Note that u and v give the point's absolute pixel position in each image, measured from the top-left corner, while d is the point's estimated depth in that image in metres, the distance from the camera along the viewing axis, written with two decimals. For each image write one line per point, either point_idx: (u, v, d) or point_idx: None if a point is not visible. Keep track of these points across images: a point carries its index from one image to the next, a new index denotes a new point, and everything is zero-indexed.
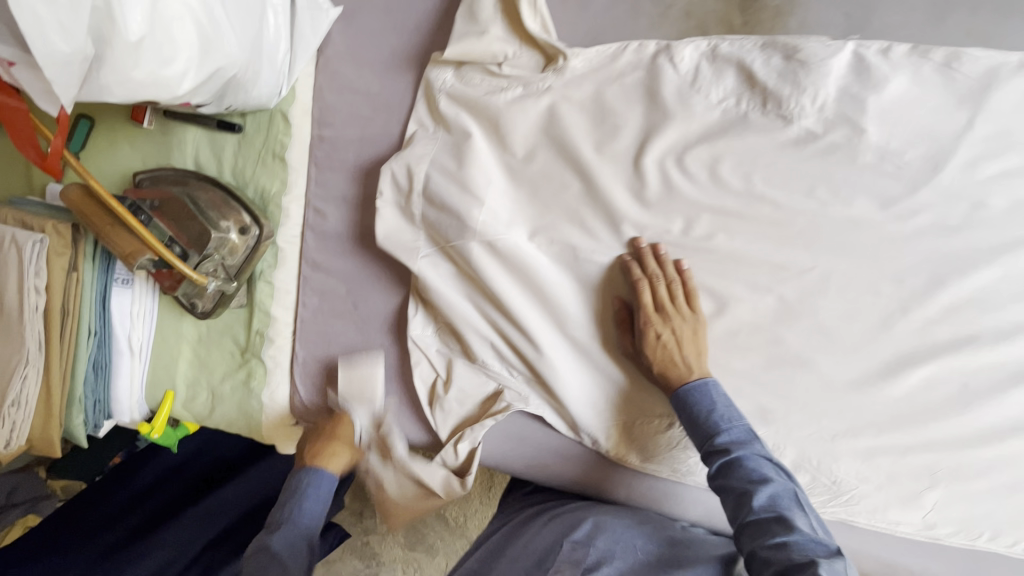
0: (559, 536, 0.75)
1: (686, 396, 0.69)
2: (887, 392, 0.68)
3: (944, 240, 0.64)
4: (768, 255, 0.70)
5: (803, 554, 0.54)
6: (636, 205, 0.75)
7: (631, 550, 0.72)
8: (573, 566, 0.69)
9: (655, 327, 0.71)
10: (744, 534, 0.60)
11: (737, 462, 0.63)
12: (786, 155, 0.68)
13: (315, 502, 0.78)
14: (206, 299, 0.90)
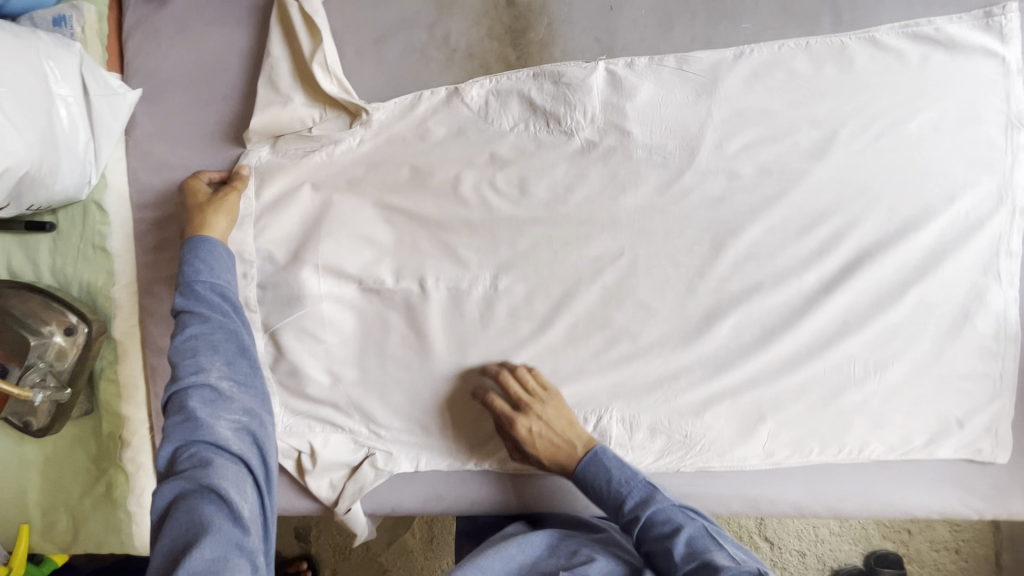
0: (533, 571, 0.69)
1: (582, 474, 0.73)
2: (706, 345, 0.79)
3: (714, 209, 0.77)
4: (586, 250, 0.80)
5: (701, 561, 0.62)
6: (464, 229, 0.80)
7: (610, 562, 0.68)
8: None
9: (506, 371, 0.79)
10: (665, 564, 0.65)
11: (634, 503, 0.69)
12: (576, 162, 0.78)
13: (225, 266, 0.69)
14: (38, 415, 0.82)
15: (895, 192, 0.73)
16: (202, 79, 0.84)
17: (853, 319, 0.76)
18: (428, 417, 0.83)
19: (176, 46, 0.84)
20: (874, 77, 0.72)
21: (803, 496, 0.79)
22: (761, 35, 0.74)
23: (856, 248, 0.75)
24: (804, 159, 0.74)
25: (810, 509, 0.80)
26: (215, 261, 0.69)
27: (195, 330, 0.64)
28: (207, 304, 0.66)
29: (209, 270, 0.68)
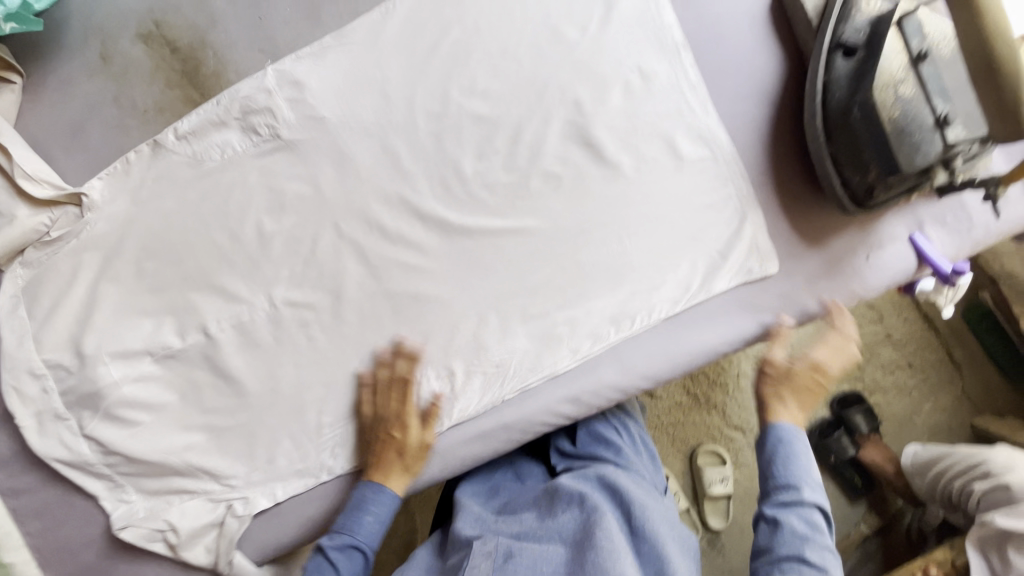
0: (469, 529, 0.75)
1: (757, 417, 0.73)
2: (478, 278, 0.81)
3: (430, 154, 0.80)
4: (339, 238, 0.81)
5: None
6: (225, 266, 0.83)
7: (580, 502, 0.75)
8: (488, 557, 0.69)
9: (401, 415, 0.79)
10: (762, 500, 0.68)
11: (772, 501, 0.67)
12: (291, 163, 0.80)
13: (372, 522, 0.76)
14: None
15: (569, 72, 0.78)
16: None
17: (590, 199, 0.80)
18: (267, 448, 0.84)
19: None
20: None
21: (628, 371, 0.81)
22: None
23: (561, 141, 0.79)
24: (482, 76, 0.79)
25: (640, 380, 0.81)
26: (370, 510, 0.76)
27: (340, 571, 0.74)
28: (382, 498, 0.77)
29: (365, 530, 0.75)
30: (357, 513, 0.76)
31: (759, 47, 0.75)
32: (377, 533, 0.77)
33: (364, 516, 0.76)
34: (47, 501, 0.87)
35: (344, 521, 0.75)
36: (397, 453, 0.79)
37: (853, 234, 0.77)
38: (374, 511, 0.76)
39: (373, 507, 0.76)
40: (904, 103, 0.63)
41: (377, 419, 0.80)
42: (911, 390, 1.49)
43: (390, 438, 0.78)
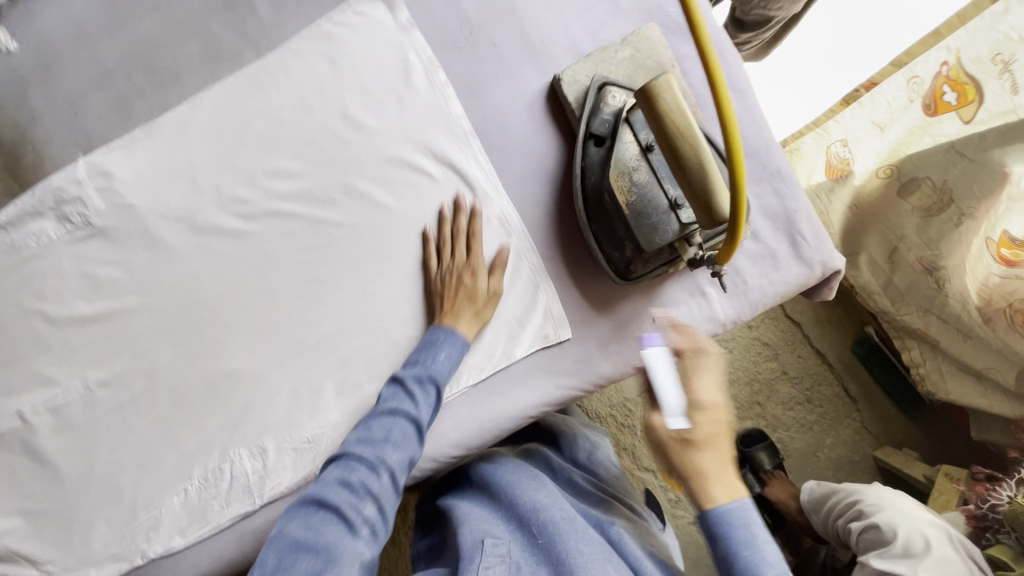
0: (484, 528, 0.69)
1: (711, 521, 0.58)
2: (290, 352, 0.84)
3: (239, 237, 0.83)
4: (152, 319, 0.83)
5: None
6: (41, 351, 0.84)
7: (564, 513, 0.70)
8: (501, 561, 0.64)
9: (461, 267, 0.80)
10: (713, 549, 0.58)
11: None
12: (103, 248, 0.83)
13: (446, 361, 0.75)
14: None
15: (368, 158, 0.83)
16: None
17: (395, 274, 0.84)
18: (81, 533, 0.84)
19: None
20: (303, 76, 0.83)
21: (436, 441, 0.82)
22: (205, 85, 0.84)
23: (365, 220, 0.84)
24: (287, 162, 0.83)
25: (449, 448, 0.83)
26: (394, 406, 0.70)
27: (390, 451, 0.66)
28: (414, 386, 0.72)
29: (425, 407, 0.71)
30: (430, 351, 0.75)
31: (538, 133, 0.81)
32: (449, 369, 0.75)
33: (387, 452, 0.66)
34: None
35: (346, 450, 0.66)
36: (467, 300, 0.79)
37: (639, 300, 0.82)
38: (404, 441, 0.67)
39: (445, 344, 0.76)
40: (639, 189, 0.69)
41: (447, 270, 0.80)
42: None
43: (461, 283, 0.79)
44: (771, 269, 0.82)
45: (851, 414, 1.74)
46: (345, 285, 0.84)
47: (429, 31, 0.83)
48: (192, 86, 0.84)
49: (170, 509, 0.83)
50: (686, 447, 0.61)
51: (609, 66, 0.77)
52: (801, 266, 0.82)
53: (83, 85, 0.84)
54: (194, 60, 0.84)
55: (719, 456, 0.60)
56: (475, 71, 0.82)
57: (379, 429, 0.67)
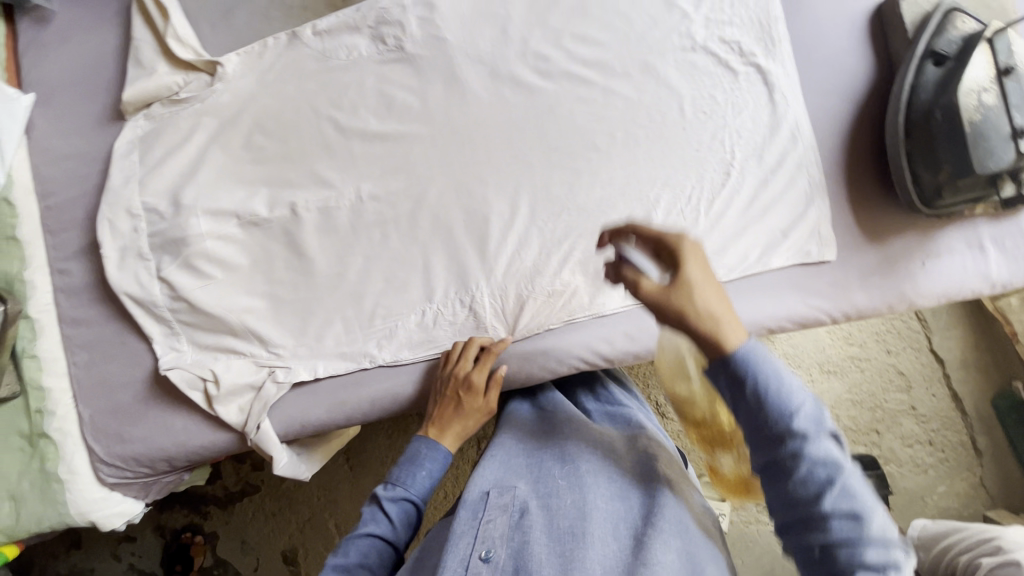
0: (493, 482, 0.74)
1: (734, 369, 0.48)
2: (548, 210, 0.88)
3: (531, 91, 0.87)
4: (432, 148, 0.89)
5: (830, 509, 0.46)
6: (322, 154, 0.90)
7: (579, 473, 0.72)
8: (504, 512, 0.69)
9: (462, 395, 0.79)
10: (741, 414, 0.49)
11: None
12: (407, 74, 0.89)
13: (426, 477, 0.75)
14: None
15: (674, 40, 0.84)
16: (81, 83, 0.96)
17: (668, 157, 0.85)
18: (319, 328, 0.89)
19: (49, 51, 0.97)
20: None
21: None
22: None
23: (655, 99, 0.85)
24: (595, 30, 0.85)
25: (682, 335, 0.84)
26: (422, 462, 0.75)
27: (393, 523, 0.71)
28: (430, 447, 0.76)
29: (420, 483, 0.74)
30: (411, 466, 0.75)
31: (856, 51, 0.81)
32: (428, 487, 0.75)
33: (419, 482, 0.74)
34: (102, 334, 0.94)
35: (399, 473, 0.75)
36: (454, 408, 0.79)
37: (912, 238, 0.81)
38: (429, 464, 0.75)
39: (427, 462, 0.75)
40: (985, 111, 0.69)
41: (451, 375, 0.82)
42: (930, 470, 1.40)
43: (455, 394, 0.80)
44: None
45: (970, 466, 1.40)
46: (618, 156, 0.86)
47: None
48: None
49: (406, 324, 0.89)
50: (677, 294, 0.50)
51: None
52: None
53: None
54: None
55: (716, 294, 0.50)
56: None
57: (421, 464, 0.75)
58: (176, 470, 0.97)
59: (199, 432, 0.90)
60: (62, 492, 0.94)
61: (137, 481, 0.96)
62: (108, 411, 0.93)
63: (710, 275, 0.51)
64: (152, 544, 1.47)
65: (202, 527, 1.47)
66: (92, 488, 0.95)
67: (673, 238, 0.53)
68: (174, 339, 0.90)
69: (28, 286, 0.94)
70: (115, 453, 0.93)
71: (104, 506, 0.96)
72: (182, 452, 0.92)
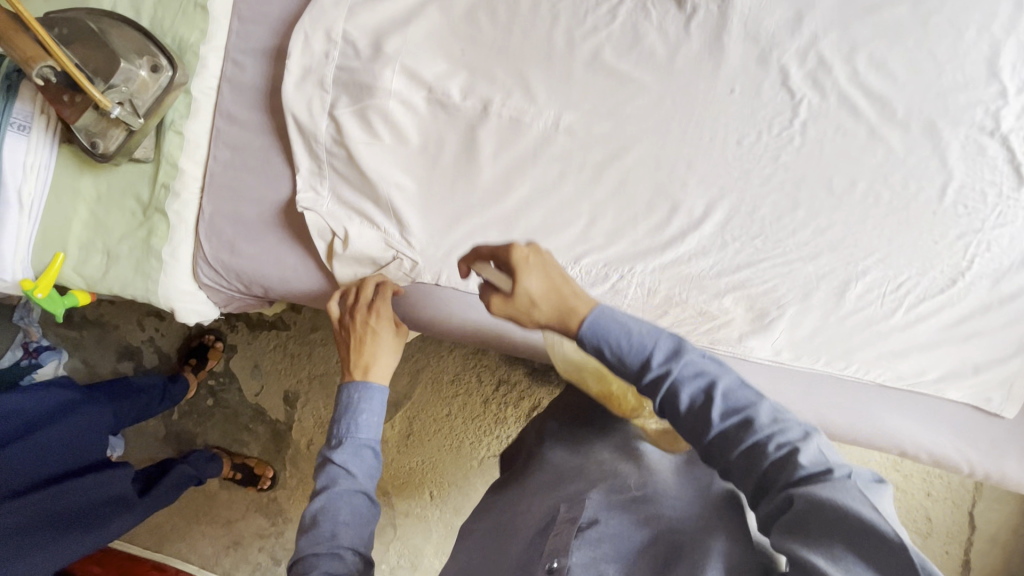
0: (555, 495, 0.68)
1: (591, 322, 0.54)
2: (742, 226, 0.79)
3: (791, 97, 0.76)
4: (654, 108, 0.80)
5: (782, 460, 0.43)
6: (539, 63, 0.82)
7: (646, 487, 0.63)
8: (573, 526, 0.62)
9: (369, 325, 0.74)
10: (619, 377, 0.53)
11: None
12: (670, 18, 0.78)
13: (369, 418, 0.66)
14: (107, 137, 0.87)
15: (974, 114, 0.72)
16: None
17: (898, 232, 0.75)
18: (460, 237, 0.86)
19: None
20: None
21: (805, 398, 0.79)
22: None
23: (919, 167, 0.74)
24: (896, 63, 0.73)
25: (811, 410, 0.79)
26: (359, 406, 0.67)
27: (357, 475, 0.64)
28: (372, 391, 0.68)
29: (373, 428, 0.67)
30: (353, 412, 0.67)
31: None
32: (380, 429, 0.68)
33: (368, 429, 0.66)
34: (250, 142, 0.91)
35: (348, 423, 0.66)
36: (370, 339, 0.73)
37: None
38: (379, 408, 0.68)
39: (367, 404, 0.67)
40: None
41: (352, 307, 0.78)
42: None
43: (364, 322, 0.75)
44: None
45: None
46: (846, 205, 0.76)
47: None
48: None
49: None
50: (524, 302, 0.61)
51: None
52: None
53: None
54: None
55: (541, 280, 0.61)
56: None
57: (369, 410, 0.67)
58: (263, 297, 0.97)
59: (306, 277, 0.90)
60: (156, 270, 0.94)
61: (221, 286, 0.96)
62: (229, 217, 0.92)
63: (566, 297, 0.58)
64: (176, 331, 1.50)
65: (225, 336, 1.50)
66: (185, 279, 0.96)
67: (507, 251, 0.64)
68: (319, 181, 0.87)
69: (201, 63, 0.90)
70: (219, 259, 0.92)
71: (187, 299, 0.97)
72: (280, 286, 0.91)
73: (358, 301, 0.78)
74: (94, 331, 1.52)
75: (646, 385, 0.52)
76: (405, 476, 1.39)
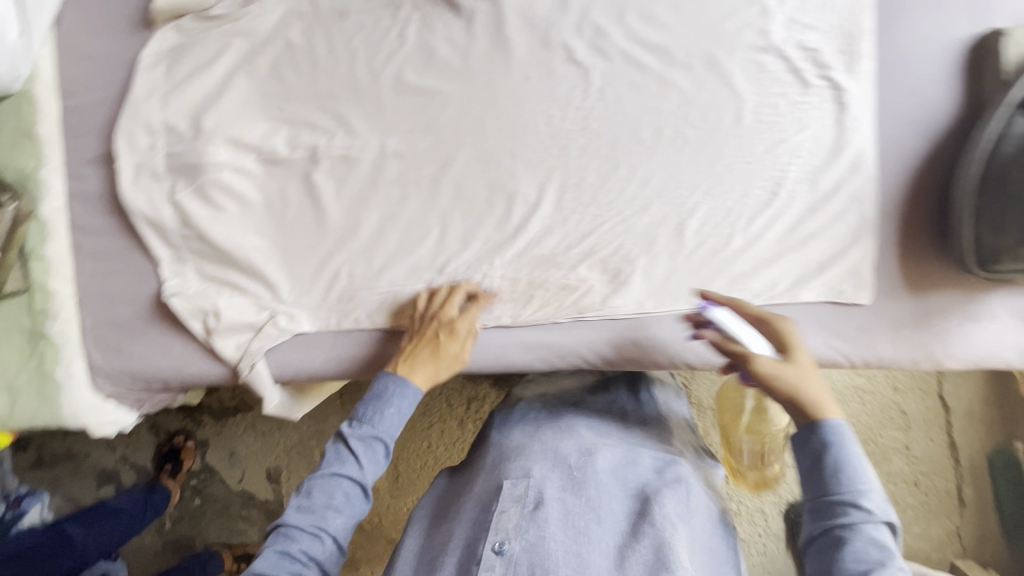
0: (502, 469, 0.73)
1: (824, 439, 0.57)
2: (576, 198, 0.83)
3: (581, 69, 0.81)
4: (465, 112, 0.84)
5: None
6: (351, 100, 0.86)
7: (604, 461, 0.71)
8: (517, 503, 0.67)
9: (444, 336, 0.78)
10: (805, 487, 0.57)
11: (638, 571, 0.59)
12: (453, 27, 0.83)
13: (395, 415, 0.71)
14: None
15: (746, 37, 0.76)
16: None
17: (711, 163, 0.79)
18: (326, 281, 0.87)
19: None
20: None
21: (682, 338, 0.82)
22: None
23: (713, 98, 0.78)
24: (661, 11, 0.78)
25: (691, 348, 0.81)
26: (392, 401, 0.71)
27: (362, 464, 0.67)
28: (408, 394, 0.72)
29: (390, 423, 0.70)
30: (380, 403, 0.71)
31: (942, 83, 0.74)
32: (396, 425, 0.71)
33: (382, 425, 0.70)
34: (114, 247, 0.94)
35: (364, 413, 0.70)
36: (431, 352, 0.76)
37: (956, 296, 0.76)
38: (402, 405, 0.72)
39: (396, 400, 0.71)
40: None
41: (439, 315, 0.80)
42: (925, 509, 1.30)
43: (441, 332, 0.79)
44: None
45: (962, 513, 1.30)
46: (660, 152, 0.81)
47: None
48: None
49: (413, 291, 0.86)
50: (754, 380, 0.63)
51: None
52: None
53: None
54: None
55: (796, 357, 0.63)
56: None
57: (386, 419, 0.70)
58: (169, 390, 0.98)
59: (195, 359, 0.91)
60: (58, 392, 0.95)
61: (125, 389, 0.97)
62: (113, 322, 0.94)
63: (805, 387, 0.61)
64: (146, 441, 1.42)
65: (195, 433, 1.41)
66: (89, 393, 0.97)
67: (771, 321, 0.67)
68: (182, 265, 0.90)
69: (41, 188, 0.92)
70: (114, 365, 0.95)
71: (96, 412, 0.97)
72: (175, 375, 0.93)
73: (441, 309, 0.81)
74: (69, 465, 1.42)
75: (817, 510, 0.56)
76: (407, 518, 1.36)
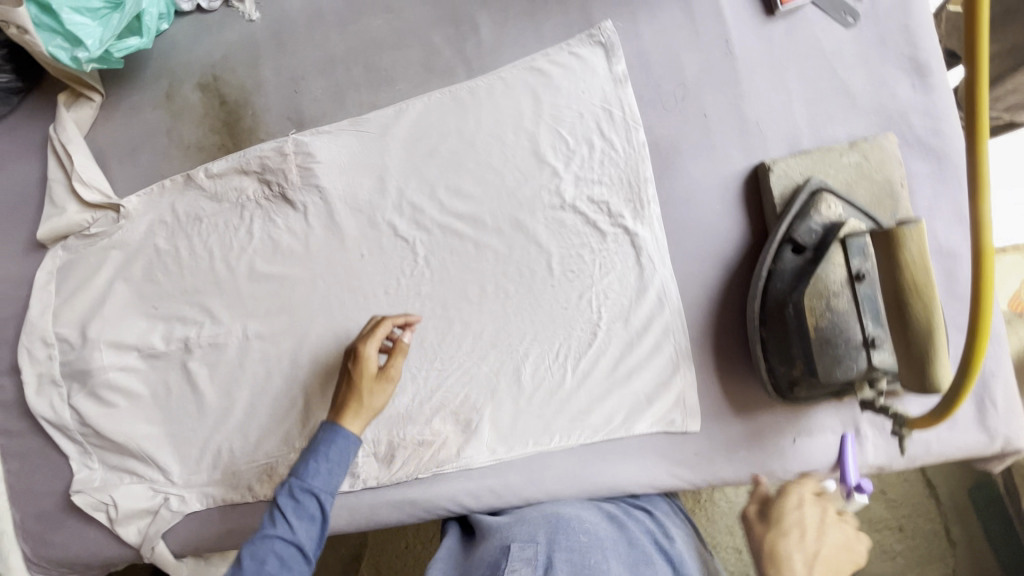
0: (508, 536, 0.74)
1: None
2: (421, 358, 0.88)
3: (407, 243, 0.88)
4: (313, 291, 0.91)
5: None
6: (213, 292, 0.94)
7: (616, 544, 0.73)
8: (528, 564, 0.68)
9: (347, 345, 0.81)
10: None
11: None
12: (291, 219, 0.91)
13: (330, 472, 0.75)
14: None
15: (540, 199, 0.84)
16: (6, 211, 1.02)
17: (533, 313, 0.85)
18: (211, 459, 0.94)
19: None
20: (503, 105, 0.84)
21: (537, 481, 0.83)
22: (411, 92, 0.88)
23: (523, 256, 0.85)
24: (466, 185, 0.86)
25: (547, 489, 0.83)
26: (321, 449, 0.75)
27: (293, 527, 0.72)
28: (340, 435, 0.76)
29: (324, 477, 0.75)
30: (314, 457, 0.75)
31: (727, 217, 0.78)
32: (332, 482, 0.75)
33: (317, 482, 0.74)
34: (30, 445, 1.02)
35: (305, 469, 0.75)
36: (353, 396, 0.78)
37: (782, 414, 0.78)
38: (341, 462, 0.76)
39: (326, 447, 0.75)
40: (832, 316, 0.66)
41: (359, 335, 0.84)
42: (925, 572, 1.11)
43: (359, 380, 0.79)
44: (946, 427, 0.75)
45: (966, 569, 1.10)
46: (487, 307, 0.86)
47: (639, 88, 0.81)
48: (397, 94, 0.88)
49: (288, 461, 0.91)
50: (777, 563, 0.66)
51: (827, 169, 0.73)
52: (978, 434, 0.75)
53: (306, 68, 0.91)
54: (408, 69, 0.88)
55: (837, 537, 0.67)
56: (677, 138, 0.80)
57: (335, 454, 0.75)
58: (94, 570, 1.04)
59: (108, 543, 0.98)
60: None
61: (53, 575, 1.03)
62: (37, 513, 1.01)
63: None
64: None
65: None
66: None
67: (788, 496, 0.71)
68: (87, 459, 0.98)
69: None
70: (39, 555, 1.02)
71: None
72: (94, 559, 0.99)
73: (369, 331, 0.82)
74: None
75: None
76: None
